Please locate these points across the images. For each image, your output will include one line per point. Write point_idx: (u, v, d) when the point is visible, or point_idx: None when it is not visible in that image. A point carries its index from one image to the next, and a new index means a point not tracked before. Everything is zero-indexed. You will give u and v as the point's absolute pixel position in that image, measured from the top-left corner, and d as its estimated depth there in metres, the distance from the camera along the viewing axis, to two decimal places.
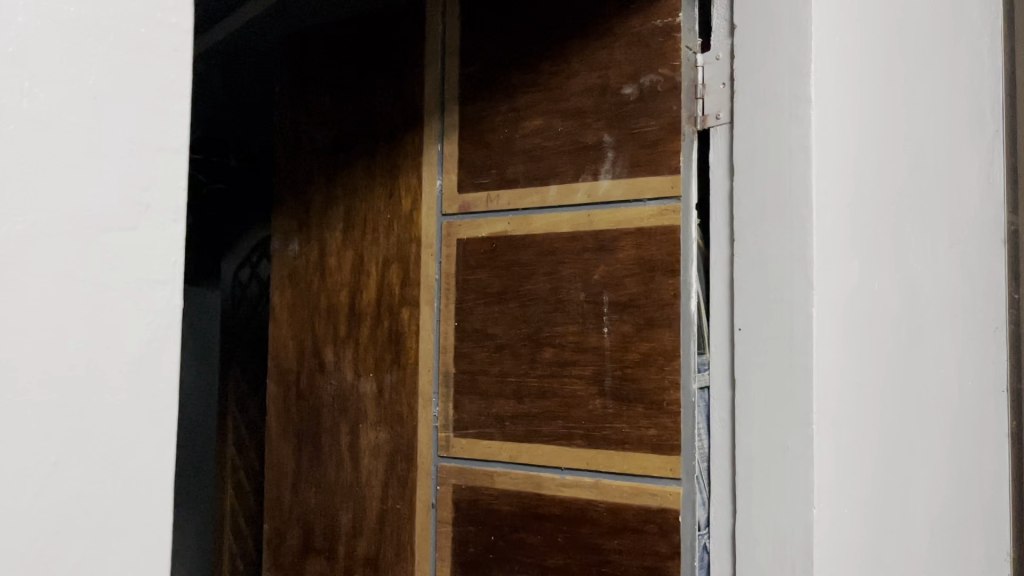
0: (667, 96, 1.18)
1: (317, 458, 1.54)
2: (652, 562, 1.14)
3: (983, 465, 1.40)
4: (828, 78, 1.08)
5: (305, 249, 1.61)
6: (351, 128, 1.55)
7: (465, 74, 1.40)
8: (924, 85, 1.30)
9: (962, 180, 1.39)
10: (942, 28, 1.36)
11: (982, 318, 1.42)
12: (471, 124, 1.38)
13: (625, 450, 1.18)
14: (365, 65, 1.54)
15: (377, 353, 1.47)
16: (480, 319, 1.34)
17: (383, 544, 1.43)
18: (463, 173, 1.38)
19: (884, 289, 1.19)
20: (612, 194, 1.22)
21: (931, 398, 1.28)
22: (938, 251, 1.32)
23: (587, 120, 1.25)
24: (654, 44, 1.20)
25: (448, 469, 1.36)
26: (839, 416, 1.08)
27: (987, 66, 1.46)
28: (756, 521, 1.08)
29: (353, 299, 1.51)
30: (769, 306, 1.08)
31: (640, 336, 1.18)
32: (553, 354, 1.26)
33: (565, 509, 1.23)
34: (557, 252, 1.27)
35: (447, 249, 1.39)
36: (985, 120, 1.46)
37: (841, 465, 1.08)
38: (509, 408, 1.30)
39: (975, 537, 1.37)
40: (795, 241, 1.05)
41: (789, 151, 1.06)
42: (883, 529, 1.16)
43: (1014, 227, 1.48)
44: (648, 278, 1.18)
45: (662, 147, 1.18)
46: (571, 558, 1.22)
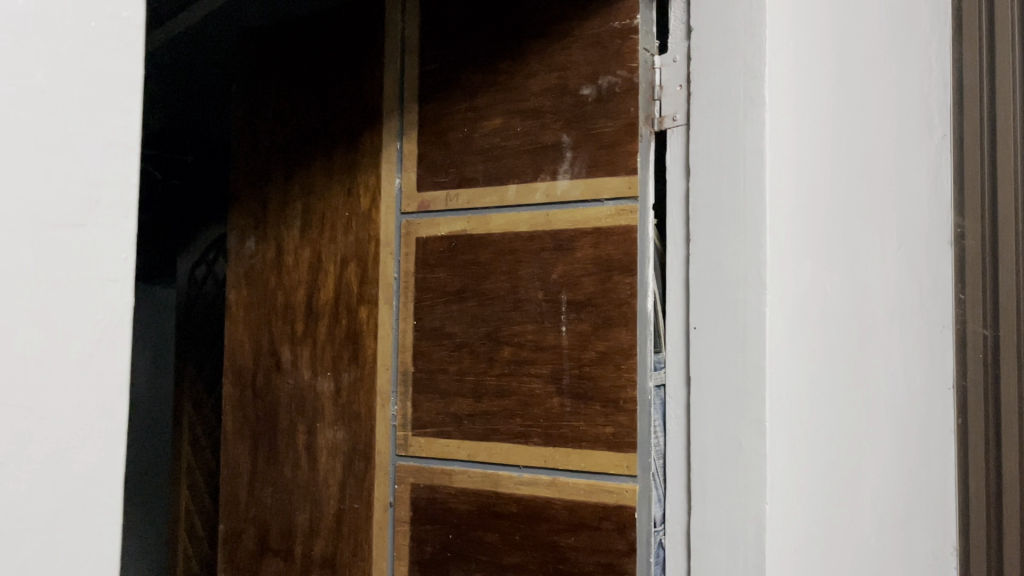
0: (625, 97, 1.19)
1: (272, 458, 1.53)
2: (608, 559, 1.16)
3: (929, 459, 1.44)
4: (783, 81, 1.10)
5: (261, 247, 1.59)
6: (309, 125, 1.54)
7: (424, 71, 1.40)
8: (874, 89, 1.33)
9: (911, 183, 1.42)
10: (892, 34, 1.39)
11: (929, 318, 1.46)
12: (430, 123, 1.37)
13: (582, 448, 1.19)
14: (324, 62, 1.53)
15: (335, 352, 1.46)
16: (438, 318, 1.34)
17: (340, 544, 1.43)
18: (421, 171, 1.38)
19: (835, 289, 1.21)
20: (570, 194, 1.23)
21: (879, 395, 1.31)
22: (887, 252, 1.35)
23: (546, 120, 1.26)
24: (612, 45, 1.21)
25: (406, 468, 1.35)
26: (791, 414, 1.10)
27: (935, 72, 1.50)
28: (710, 516, 1.10)
29: (311, 297, 1.50)
30: (725, 305, 1.10)
31: (598, 334, 1.19)
32: (511, 353, 1.27)
33: (523, 507, 1.23)
34: (515, 251, 1.27)
35: (405, 248, 1.39)
36: (933, 124, 1.49)
37: (793, 461, 1.10)
38: (467, 407, 1.30)
39: (921, 531, 1.40)
40: (750, 242, 1.07)
41: (745, 154, 1.08)
42: (833, 523, 1.18)
43: (960, 229, 1.50)
44: (605, 278, 1.19)
45: (620, 147, 1.19)
46: (529, 556, 1.22)
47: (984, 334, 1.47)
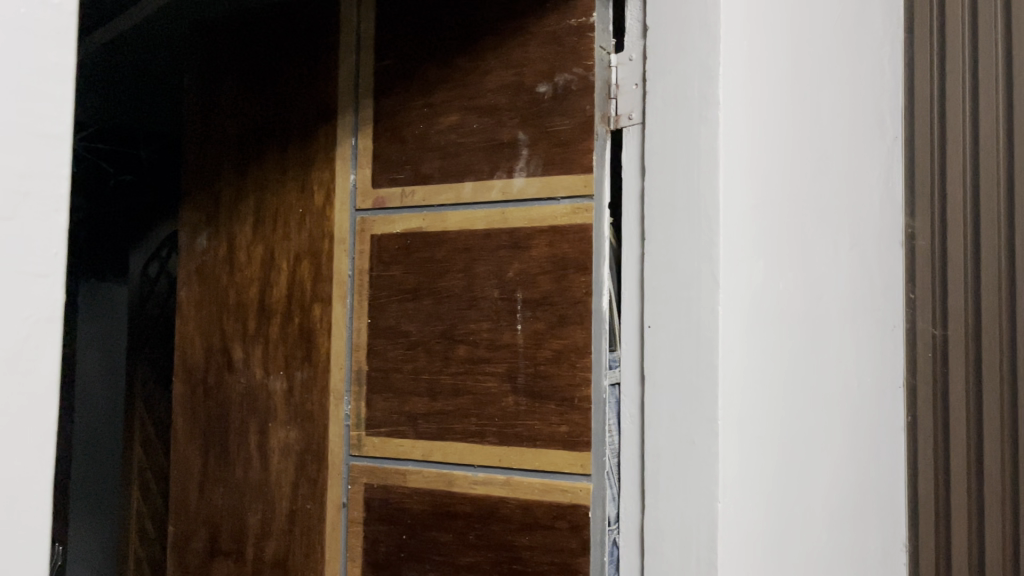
0: (581, 95, 1.19)
1: (223, 458, 1.50)
2: (562, 559, 1.15)
3: (879, 457, 1.45)
4: (737, 81, 1.11)
5: (212, 243, 1.56)
6: (263, 120, 1.51)
7: (380, 66, 1.38)
8: (827, 90, 1.34)
9: (863, 183, 1.44)
10: (845, 36, 1.40)
11: (880, 317, 1.47)
12: (385, 119, 1.36)
13: (537, 446, 1.18)
14: (278, 56, 1.51)
15: (288, 350, 1.43)
16: (393, 316, 1.32)
17: (292, 545, 1.40)
18: (377, 168, 1.36)
19: (788, 288, 1.22)
20: (525, 192, 1.22)
21: (831, 393, 1.33)
22: (839, 251, 1.36)
23: (502, 117, 1.25)
24: (568, 43, 1.21)
25: (360, 468, 1.34)
26: (743, 412, 1.10)
27: (887, 74, 1.51)
28: (664, 514, 1.10)
29: (263, 295, 1.48)
30: (678, 304, 1.10)
31: (553, 332, 1.18)
32: (466, 351, 1.26)
33: (477, 507, 1.22)
34: (471, 249, 1.26)
35: (360, 245, 1.37)
36: (885, 125, 1.51)
37: (745, 459, 1.11)
38: (422, 406, 1.29)
39: (871, 528, 1.42)
40: (704, 241, 1.08)
41: (699, 154, 1.09)
42: (784, 521, 1.19)
43: (911, 230, 1.52)
44: (560, 276, 1.18)
45: (576, 145, 1.19)
46: (483, 556, 1.22)
47: (933, 334, 1.49)
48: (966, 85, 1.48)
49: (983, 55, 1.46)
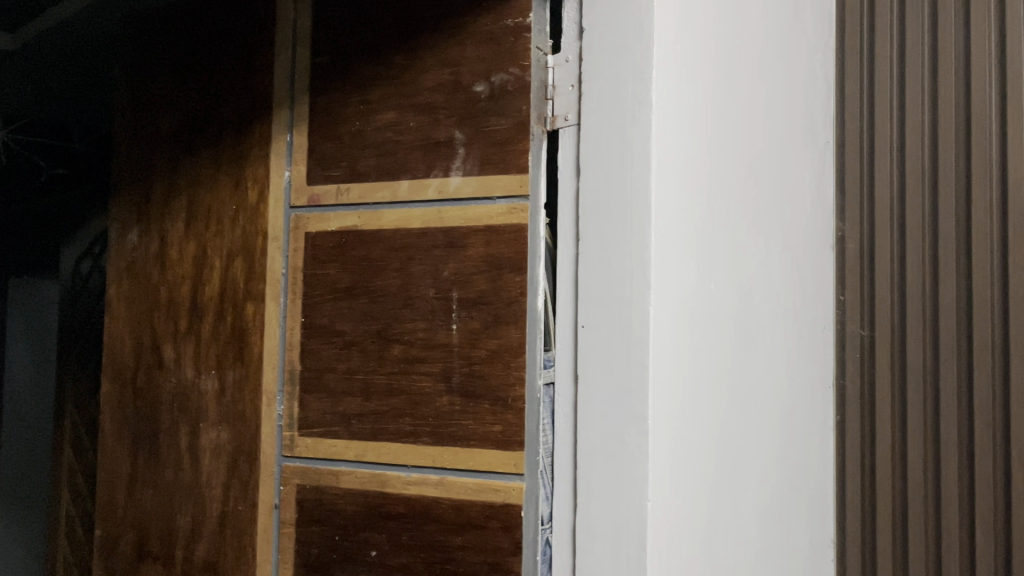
0: (517, 95, 1.19)
1: (153, 460, 1.46)
2: (495, 558, 1.15)
3: (810, 456, 1.48)
4: (669, 86, 1.13)
5: (143, 240, 1.53)
6: (197, 114, 1.48)
7: (316, 62, 1.36)
8: (759, 96, 1.37)
9: (795, 187, 1.46)
10: (778, 43, 1.43)
11: (812, 319, 1.50)
12: (321, 116, 1.34)
13: (471, 446, 1.18)
14: (212, 50, 1.48)
15: (219, 350, 1.41)
16: (328, 315, 1.31)
17: (223, 547, 1.38)
18: (312, 164, 1.34)
19: (718, 289, 1.24)
20: (461, 191, 1.22)
21: (761, 393, 1.35)
22: (771, 253, 1.39)
23: (439, 116, 1.25)
24: (505, 43, 1.21)
25: (292, 469, 1.32)
26: (673, 411, 1.12)
27: (820, 81, 1.54)
28: (595, 513, 1.11)
29: (195, 293, 1.45)
30: (611, 304, 1.11)
31: (488, 332, 1.18)
32: (401, 351, 1.25)
33: (411, 507, 1.22)
34: (407, 248, 1.25)
35: (294, 243, 1.35)
36: (817, 131, 1.53)
37: (675, 458, 1.12)
38: (356, 406, 1.28)
39: (801, 526, 1.45)
40: (636, 242, 1.10)
41: (633, 157, 1.11)
42: (714, 519, 1.21)
43: (841, 234, 1.56)
44: (496, 276, 1.18)
45: (512, 145, 1.19)
46: (416, 556, 1.21)
47: (861, 335, 1.53)
48: (894, 92, 1.52)
49: (910, 65, 1.50)
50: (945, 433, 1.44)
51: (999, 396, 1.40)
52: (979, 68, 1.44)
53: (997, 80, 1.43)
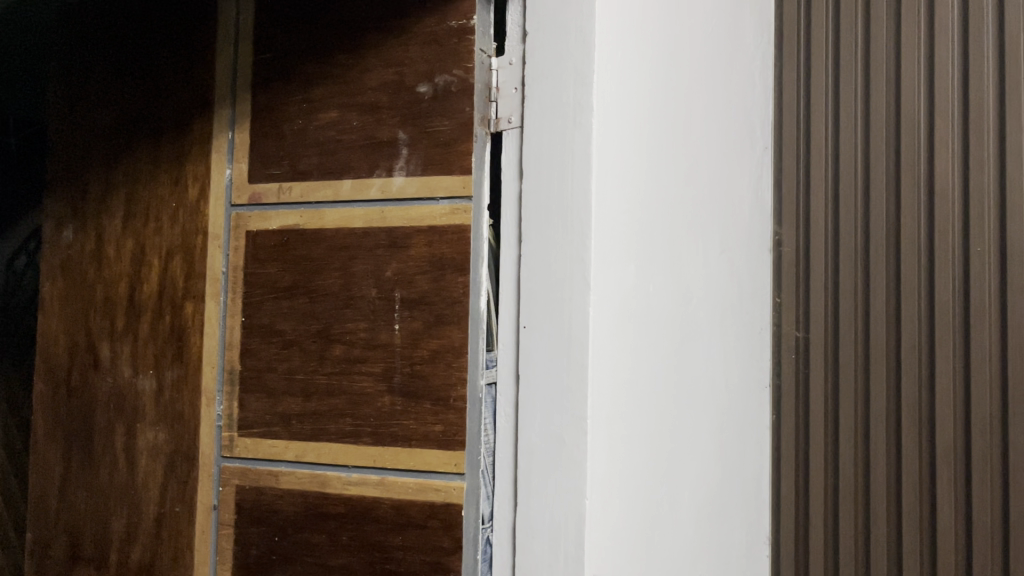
0: (460, 96, 1.20)
1: (88, 461, 1.43)
2: (434, 557, 1.16)
3: (747, 455, 1.51)
4: (610, 89, 1.15)
5: (79, 236, 1.49)
6: (135, 109, 1.46)
7: (258, 58, 1.35)
8: (699, 101, 1.40)
9: (734, 192, 1.50)
10: (717, 51, 1.46)
11: (750, 320, 1.53)
12: (263, 113, 1.33)
13: (412, 446, 1.19)
14: (151, 45, 1.45)
15: (157, 349, 1.38)
16: (268, 314, 1.30)
17: (159, 549, 1.35)
18: (253, 162, 1.33)
19: (658, 290, 1.27)
20: (404, 191, 1.22)
21: (700, 392, 1.38)
22: (709, 256, 1.41)
23: (382, 116, 1.25)
24: (449, 44, 1.21)
25: (231, 470, 1.30)
26: (612, 410, 1.14)
27: (758, 89, 1.58)
28: (535, 512, 1.12)
29: (133, 292, 1.42)
30: (552, 304, 1.13)
31: (429, 332, 1.19)
32: (342, 351, 1.24)
33: (351, 507, 1.22)
34: (349, 248, 1.25)
35: (235, 242, 1.34)
36: (756, 136, 1.57)
37: (613, 456, 1.14)
38: (296, 406, 1.27)
39: (737, 522, 1.48)
40: (577, 244, 1.11)
41: (574, 159, 1.12)
42: (652, 516, 1.23)
43: (778, 238, 1.60)
44: (438, 276, 1.19)
45: (455, 146, 1.20)
46: (355, 557, 1.21)
47: (796, 336, 1.57)
48: (828, 100, 1.56)
49: (844, 73, 1.54)
50: (875, 430, 1.49)
51: (925, 396, 1.45)
52: (909, 78, 1.48)
53: (926, 89, 1.47)
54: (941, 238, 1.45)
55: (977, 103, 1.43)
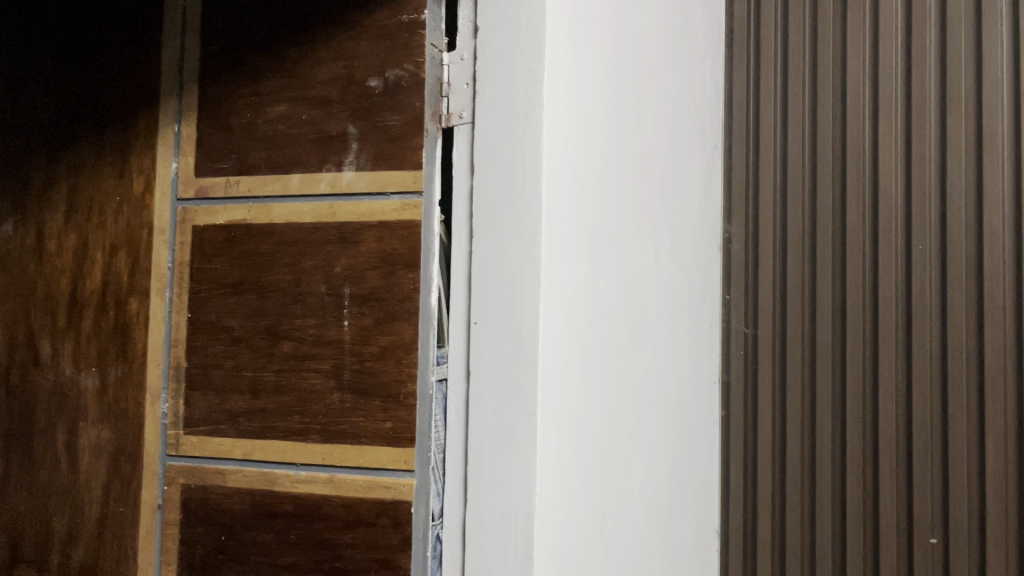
0: (411, 91, 1.20)
1: (28, 462, 1.37)
2: (384, 555, 1.16)
3: (697, 450, 1.53)
4: (561, 86, 1.15)
5: (20, 229, 1.42)
6: (78, 98, 1.40)
7: (206, 49, 1.33)
8: (651, 100, 1.41)
9: (684, 189, 1.51)
10: (668, 49, 1.47)
11: (699, 316, 1.55)
12: (210, 106, 1.31)
13: (361, 443, 1.18)
14: (94, 32, 1.40)
15: (100, 346, 1.34)
16: (215, 310, 1.28)
17: (102, 551, 1.31)
18: (200, 155, 1.31)
19: (608, 287, 1.27)
20: (354, 186, 1.21)
21: (650, 388, 1.39)
22: (659, 253, 1.42)
23: (332, 109, 1.24)
24: (400, 38, 1.21)
25: (177, 469, 1.28)
26: (561, 405, 1.15)
27: (709, 87, 1.59)
28: (485, 508, 1.12)
29: (75, 287, 1.37)
30: (502, 300, 1.13)
31: (380, 328, 1.18)
32: (291, 347, 1.23)
33: (300, 506, 1.21)
34: (298, 243, 1.24)
35: (181, 236, 1.31)
36: (706, 134, 1.58)
37: (563, 452, 1.15)
38: (243, 404, 1.25)
39: (686, 516, 1.49)
40: (528, 240, 1.11)
41: (525, 155, 1.13)
42: (602, 511, 1.24)
43: (727, 235, 1.62)
44: (388, 272, 1.19)
45: (406, 141, 1.19)
46: (304, 555, 1.20)
47: (745, 332, 1.59)
48: (777, 99, 1.58)
49: (792, 74, 1.56)
50: (821, 425, 1.51)
51: (868, 392, 1.48)
52: (855, 79, 1.51)
53: (871, 92, 1.51)
54: (884, 237, 1.48)
55: (919, 106, 1.46)
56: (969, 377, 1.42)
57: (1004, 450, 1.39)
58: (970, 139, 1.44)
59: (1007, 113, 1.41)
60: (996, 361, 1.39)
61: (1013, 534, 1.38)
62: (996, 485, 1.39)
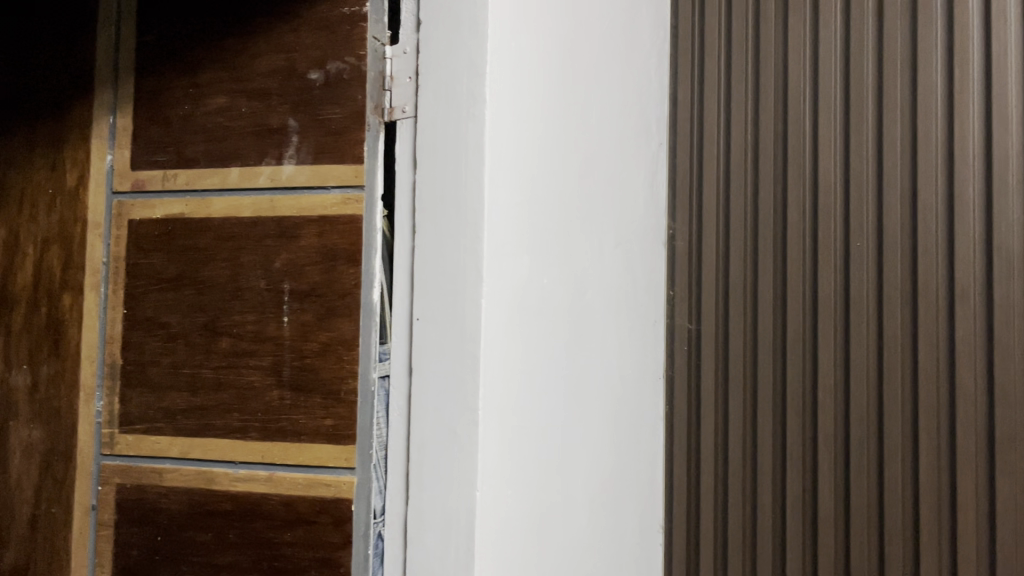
0: (352, 84, 1.18)
1: None
2: (324, 553, 1.15)
3: (641, 445, 1.54)
4: (504, 80, 1.15)
5: None
6: (8, 87, 1.35)
7: (142, 39, 1.29)
8: (595, 97, 1.41)
9: (629, 185, 1.51)
10: (613, 46, 1.47)
11: (644, 312, 1.56)
12: (147, 97, 1.28)
13: (301, 441, 1.17)
14: (26, 19, 1.35)
15: (32, 344, 1.30)
16: (151, 306, 1.25)
17: (32, 554, 1.27)
18: (136, 148, 1.28)
19: (552, 283, 1.28)
20: (294, 180, 1.20)
21: (594, 383, 1.39)
22: (604, 249, 1.43)
23: (272, 102, 1.22)
24: (341, 31, 1.20)
25: (112, 468, 1.25)
26: (504, 401, 1.14)
27: (654, 85, 1.60)
28: (426, 505, 1.12)
29: (5, 283, 1.32)
30: (445, 296, 1.12)
31: (320, 325, 1.17)
32: (229, 344, 1.21)
33: (238, 505, 1.19)
34: (237, 238, 1.22)
35: (116, 231, 1.28)
36: (651, 131, 1.59)
37: (505, 447, 1.15)
38: (181, 402, 1.23)
39: (630, 511, 1.50)
40: (470, 235, 1.11)
41: (467, 150, 1.12)
42: (545, 507, 1.24)
43: (671, 232, 1.63)
44: (329, 268, 1.17)
45: (347, 135, 1.18)
46: (243, 555, 1.18)
47: (688, 328, 1.61)
48: (720, 98, 1.60)
49: (735, 72, 1.58)
50: (762, 419, 1.53)
51: (808, 387, 1.51)
52: (795, 79, 1.53)
53: (811, 91, 1.53)
54: (823, 233, 1.50)
55: (857, 105, 1.49)
56: (903, 372, 1.44)
57: (936, 444, 1.41)
58: (905, 137, 1.46)
59: (941, 114, 1.44)
60: (929, 356, 1.42)
61: (945, 527, 1.40)
62: (929, 478, 1.41)
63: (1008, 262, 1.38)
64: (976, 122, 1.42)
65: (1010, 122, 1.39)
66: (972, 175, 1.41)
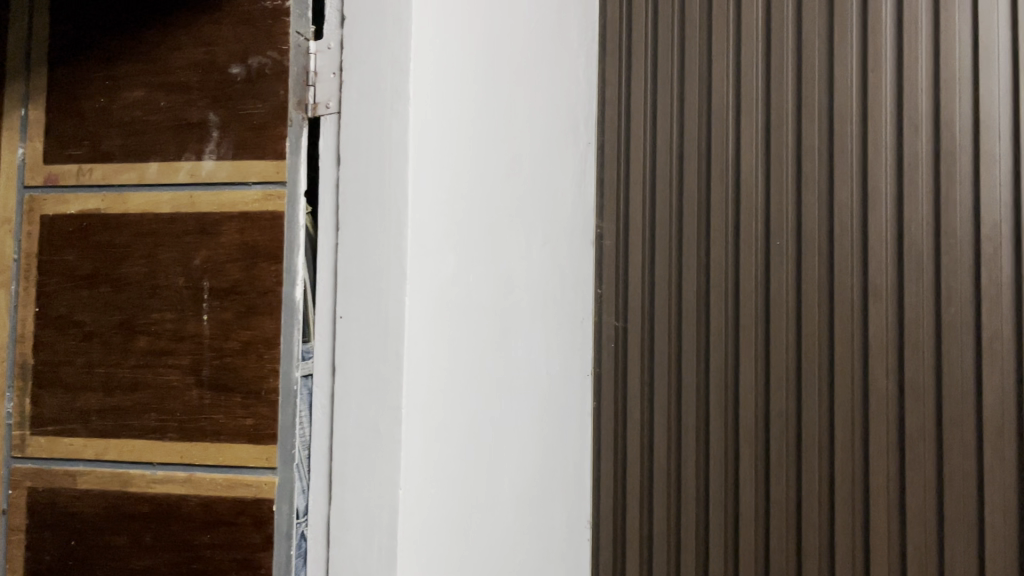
0: (274, 79, 1.17)
1: None
2: (244, 554, 1.13)
3: (568, 442, 1.55)
4: (428, 77, 1.15)
5: None
6: None
7: (55, 28, 1.25)
8: (522, 96, 1.42)
9: (556, 185, 1.52)
10: (540, 45, 1.48)
11: (572, 310, 1.57)
12: (61, 89, 1.24)
13: (220, 441, 1.15)
14: None
15: None
16: (65, 304, 1.21)
17: None
18: (48, 141, 1.24)
19: (478, 281, 1.28)
20: (215, 175, 1.18)
21: (521, 380, 1.40)
22: (531, 247, 1.44)
23: (191, 96, 1.19)
24: (263, 25, 1.18)
25: (23, 471, 1.20)
26: (428, 398, 1.14)
27: (582, 85, 1.61)
28: (349, 504, 1.11)
29: None
30: (368, 293, 1.11)
31: (241, 323, 1.15)
32: (147, 343, 1.18)
33: (156, 507, 1.16)
34: (155, 234, 1.19)
35: (27, 226, 1.23)
36: (579, 131, 1.60)
37: (429, 445, 1.14)
38: (96, 402, 1.19)
39: (557, 508, 1.51)
40: (393, 233, 1.10)
41: (390, 146, 1.11)
42: (470, 504, 1.25)
43: (599, 230, 1.65)
44: (250, 265, 1.16)
45: (268, 131, 1.17)
46: (160, 558, 1.15)
47: (615, 326, 1.63)
48: (647, 98, 1.62)
49: (661, 74, 1.60)
50: (686, 415, 1.56)
51: (730, 383, 1.54)
52: (719, 81, 1.56)
53: (733, 93, 1.56)
54: (745, 232, 1.53)
55: (777, 108, 1.52)
56: (820, 368, 1.48)
57: (851, 438, 1.46)
58: (823, 139, 1.50)
59: (856, 117, 1.48)
60: (845, 352, 1.47)
61: (858, 518, 1.45)
62: (844, 471, 1.46)
63: (918, 260, 1.43)
64: (890, 124, 1.46)
65: (920, 126, 1.44)
66: (884, 177, 1.46)
